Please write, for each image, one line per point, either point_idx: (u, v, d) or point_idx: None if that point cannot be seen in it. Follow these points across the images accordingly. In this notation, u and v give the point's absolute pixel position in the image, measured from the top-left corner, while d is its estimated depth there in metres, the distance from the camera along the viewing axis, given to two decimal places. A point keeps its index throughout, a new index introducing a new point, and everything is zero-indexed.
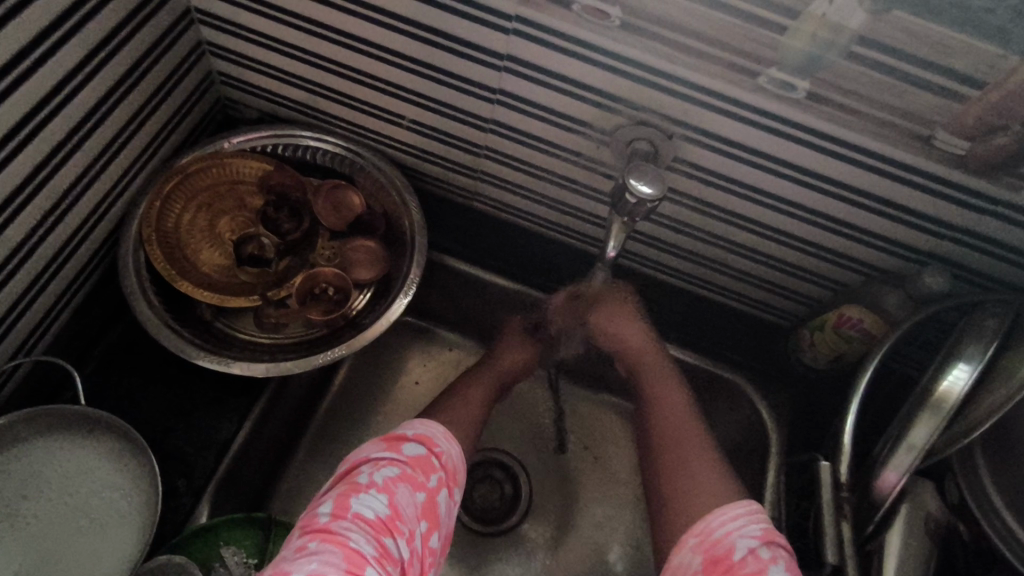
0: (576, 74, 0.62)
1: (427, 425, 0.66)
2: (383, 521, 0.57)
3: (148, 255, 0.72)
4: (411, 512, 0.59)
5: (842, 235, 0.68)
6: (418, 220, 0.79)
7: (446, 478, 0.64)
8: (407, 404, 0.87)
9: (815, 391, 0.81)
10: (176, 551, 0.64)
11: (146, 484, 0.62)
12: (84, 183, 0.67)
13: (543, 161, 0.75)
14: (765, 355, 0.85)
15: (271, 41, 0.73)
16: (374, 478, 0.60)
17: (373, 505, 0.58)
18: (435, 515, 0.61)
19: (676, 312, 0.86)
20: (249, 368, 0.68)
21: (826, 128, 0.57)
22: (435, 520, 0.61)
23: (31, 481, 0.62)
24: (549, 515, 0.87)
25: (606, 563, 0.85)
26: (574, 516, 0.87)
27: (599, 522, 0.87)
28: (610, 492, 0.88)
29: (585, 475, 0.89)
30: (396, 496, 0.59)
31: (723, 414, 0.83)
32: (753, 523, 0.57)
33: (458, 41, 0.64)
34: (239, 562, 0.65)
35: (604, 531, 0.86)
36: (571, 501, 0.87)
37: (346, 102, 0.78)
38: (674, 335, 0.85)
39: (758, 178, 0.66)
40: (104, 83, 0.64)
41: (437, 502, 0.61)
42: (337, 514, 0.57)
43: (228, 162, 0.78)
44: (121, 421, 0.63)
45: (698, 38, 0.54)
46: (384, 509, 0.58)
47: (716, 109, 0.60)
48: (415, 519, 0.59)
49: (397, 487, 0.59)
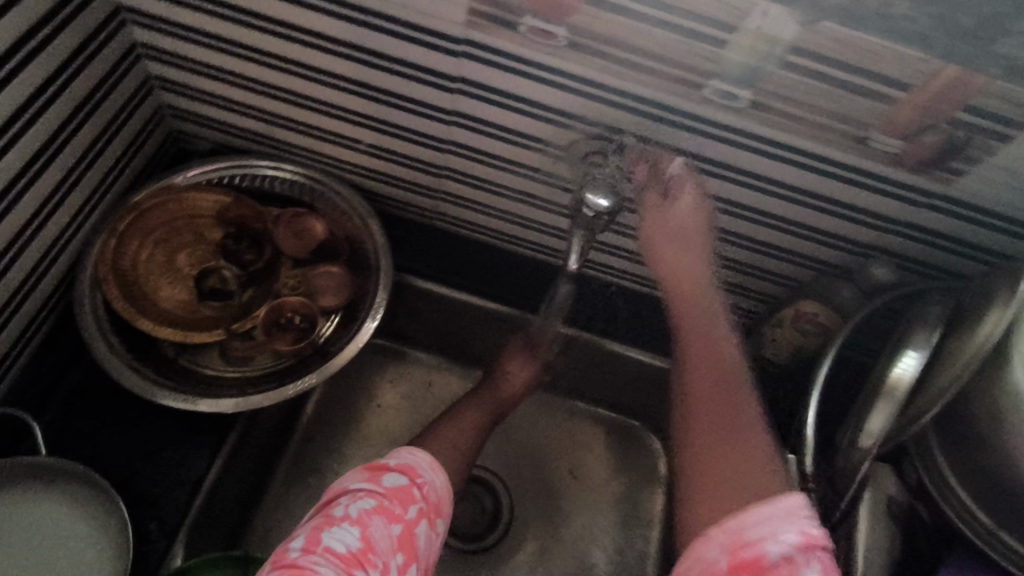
0: (528, 93, 0.64)
1: (411, 455, 0.65)
2: (355, 556, 0.55)
3: (105, 295, 0.70)
4: (387, 546, 0.57)
5: (793, 233, 0.71)
6: (382, 241, 0.79)
7: (426, 509, 0.62)
8: (382, 428, 0.87)
9: None
10: None
11: (114, 530, 0.61)
12: (34, 225, 0.66)
13: (502, 178, 0.76)
14: None
15: (222, 73, 0.73)
16: (349, 510, 0.58)
17: (345, 540, 0.56)
18: (413, 548, 0.58)
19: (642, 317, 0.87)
20: (217, 404, 0.67)
21: (768, 134, 0.60)
22: (416, 554, 0.59)
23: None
24: (531, 527, 0.87)
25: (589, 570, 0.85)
26: (556, 526, 0.87)
27: (580, 530, 0.87)
28: (590, 502, 0.89)
29: (564, 484, 0.90)
30: (370, 532, 0.57)
31: None
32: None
33: (410, 66, 0.65)
34: None
35: (586, 539, 0.87)
36: (552, 512, 0.88)
37: (302, 130, 0.78)
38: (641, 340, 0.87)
39: (710, 184, 0.68)
40: (50, 124, 0.63)
41: (416, 535, 0.59)
42: (309, 549, 0.55)
43: (183, 196, 0.77)
44: (84, 467, 0.62)
45: (642, 54, 0.56)
46: (358, 544, 0.56)
47: (665, 120, 0.62)
48: (390, 553, 0.57)
49: (371, 521, 0.57)
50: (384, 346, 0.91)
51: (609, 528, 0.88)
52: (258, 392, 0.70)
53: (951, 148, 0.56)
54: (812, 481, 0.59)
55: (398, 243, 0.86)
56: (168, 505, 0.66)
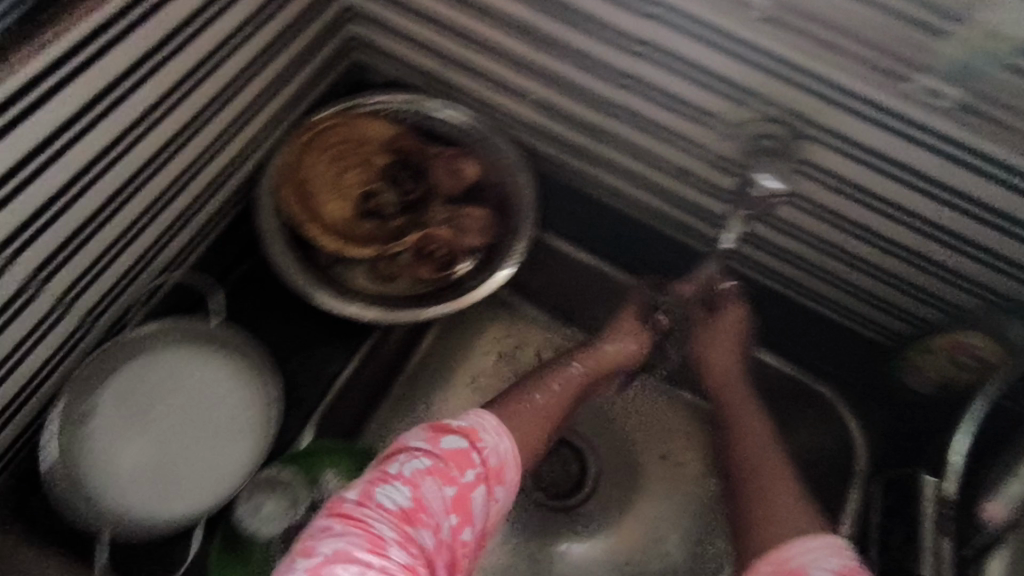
0: (714, 66, 0.63)
1: (475, 418, 0.64)
2: (406, 514, 0.56)
3: (282, 198, 0.78)
4: (438, 506, 0.58)
5: (971, 256, 0.66)
6: (530, 194, 0.83)
7: (484, 474, 0.62)
8: (494, 374, 0.91)
9: (907, 414, 0.81)
10: (285, 465, 0.67)
11: (264, 403, 0.68)
12: (239, 123, 0.72)
13: (662, 150, 0.75)
14: (858, 373, 0.84)
15: (415, 13, 0.77)
16: (402, 471, 0.59)
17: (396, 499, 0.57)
18: (466, 511, 0.59)
19: (776, 318, 0.85)
20: (365, 312, 0.74)
21: (971, 142, 0.56)
22: (468, 518, 0.59)
23: (158, 390, 0.67)
24: (614, 500, 0.88)
25: (667, 554, 0.85)
26: (639, 504, 0.88)
27: (664, 514, 0.87)
28: (679, 490, 0.88)
29: (653, 467, 0.90)
30: (420, 492, 0.58)
31: (810, 423, 0.83)
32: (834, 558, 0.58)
33: (601, 22, 0.65)
34: (338, 486, 0.67)
35: (667, 524, 0.87)
36: (636, 490, 0.88)
37: (474, 76, 0.82)
38: (771, 340, 0.85)
39: (889, 189, 0.64)
40: (269, 35, 0.70)
41: (469, 499, 0.59)
42: (362, 500, 0.57)
43: (359, 121, 0.83)
44: (249, 343, 0.70)
45: (851, 37, 0.54)
46: (409, 502, 0.57)
47: (858, 113, 0.59)
48: (441, 513, 0.58)
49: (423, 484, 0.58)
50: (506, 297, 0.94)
51: (693, 518, 0.87)
52: (400, 308, 0.76)
53: None
54: None
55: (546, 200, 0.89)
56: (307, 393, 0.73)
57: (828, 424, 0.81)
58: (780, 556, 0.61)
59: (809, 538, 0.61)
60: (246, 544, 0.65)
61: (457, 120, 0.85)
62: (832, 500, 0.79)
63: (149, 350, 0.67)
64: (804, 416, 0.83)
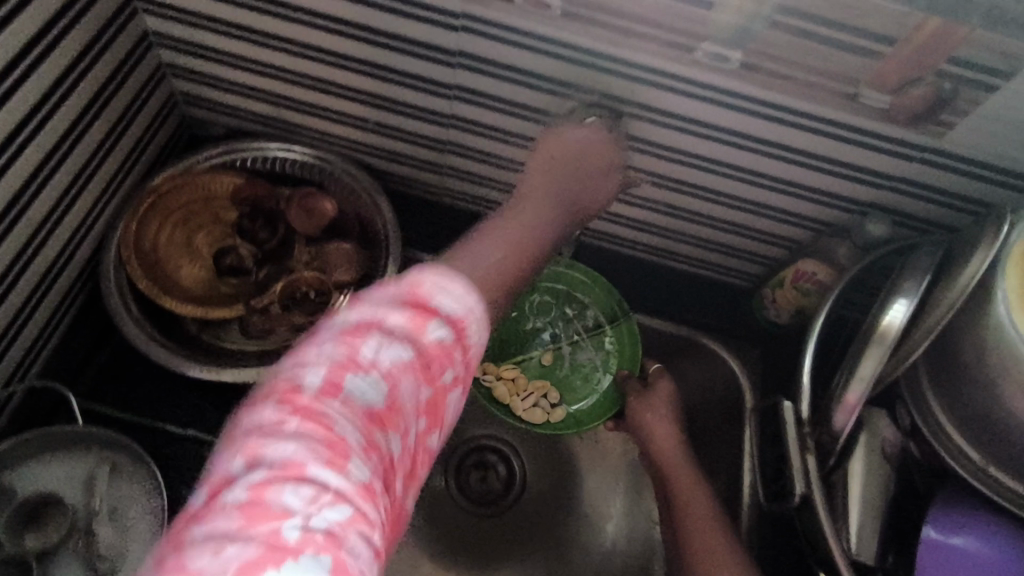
0: (512, 60, 0.66)
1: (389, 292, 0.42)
2: (357, 337, 0.39)
3: (129, 274, 0.74)
4: (410, 407, 0.40)
5: (790, 195, 0.72)
6: (392, 218, 0.80)
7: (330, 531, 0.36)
8: None
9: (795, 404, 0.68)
10: None
11: (152, 492, 0.64)
12: (63, 208, 0.70)
13: (500, 149, 0.78)
14: (732, 319, 0.88)
15: (233, 58, 0.76)
16: None
17: (376, 343, 0.39)
18: (437, 414, 0.41)
19: (661, 285, 0.90)
20: (237, 376, 0.71)
21: (754, 93, 0.62)
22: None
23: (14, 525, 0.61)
24: (539, 489, 0.90)
25: (596, 530, 0.87)
26: (568, 489, 0.89)
27: (589, 491, 0.89)
28: (599, 467, 0.90)
29: (579, 454, 0.91)
30: (423, 299, 0.41)
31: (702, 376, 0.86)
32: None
33: (404, 40, 0.67)
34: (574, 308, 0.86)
35: (595, 499, 0.89)
36: (564, 477, 0.90)
37: (311, 111, 0.81)
38: (663, 308, 0.89)
39: (698, 145, 0.70)
40: (72, 110, 0.67)
41: (444, 402, 0.41)
42: (297, 464, 0.35)
43: (198, 180, 0.80)
44: (117, 434, 0.65)
45: (629, 19, 0.58)
46: (395, 335, 0.40)
47: (652, 84, 0.64)
48: (415, 416, 0.40)
49: (413, 344, 0.40)
50: None
51: (618, 489, 0.89)
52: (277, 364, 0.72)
53: (941, 100, 0.57)
54: (807, 426, 0.57)
55: (407, 220, 0.90)
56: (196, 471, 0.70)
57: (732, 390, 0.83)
58: None
59: None
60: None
61: (303, 157, 0.83)
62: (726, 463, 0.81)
63: (8, 471, 0.63)
64: (696, 369, 0.86)
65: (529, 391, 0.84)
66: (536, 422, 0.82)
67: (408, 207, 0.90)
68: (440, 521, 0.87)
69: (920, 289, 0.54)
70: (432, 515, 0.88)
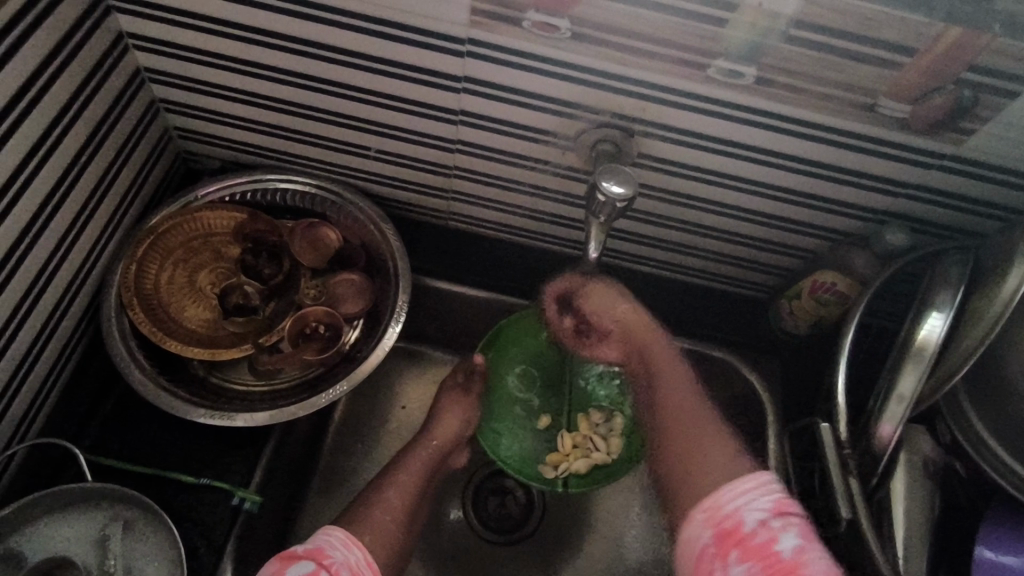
0: (520, 84, 0.64)
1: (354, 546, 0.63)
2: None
3: (132, 319, 0.71)
4: None
5: (808, 206, 0.71)
6: (398, 246, 0.78)
7: None
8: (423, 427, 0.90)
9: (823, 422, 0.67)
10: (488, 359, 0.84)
11: (168, 547, 0.61)
12: (60, 254, 0.67)
13: (508, 172, 0.76)
14: (749, 331, 0.87)
15: (229, 91, 0.74)
16: None
17: (304, 572, 0.56)
18: None
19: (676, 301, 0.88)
20: (252, 418, 0.68)
21: (770, 107, 0.60)
22: None
23: None
24: (561, 513, 0.87)
25: (623, 553, 0.85)
26: (590, 511, 0.87)
27: (612, 514, 0.87)
28: (623, 488, 0.88)
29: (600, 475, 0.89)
30: (329, 561, 0.59)
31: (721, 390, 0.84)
32: (765, 496, 0.57)
33: (409, 68, 0.66)
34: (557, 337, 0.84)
35: (619, 521, 0.87)
36: (586, 499, 0.88)
37: (312, 142, 0.79)
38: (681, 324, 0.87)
39: (713, 161, 0.68)
40: (67, 153, 0.65)
41: None
42: None
43: (198, 217, 0.77)
44: (128, 488, 0.62)
45: (641, 39, 0.57)
46: (319, 568, 0.57)
47: (666, 103, 0.63)
48: None
49: (324, 570, 0.58)
50: (407, 349, 0.92)
51: (642, 510, 0.87)
52: (292, 402, 0.70)
53: (960, 107, 0.56)
54: (847, 448, 0.56)
55: (413, 247, 0.88)
56: (213, 520, 0.67)
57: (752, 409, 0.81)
58: (714, 502, 0.58)
59: (745, 477, 0.59)
60: (500, 394, 0.85)
61: (306, 188, 0.80)
62: None
63: (17, 533, 0.60)
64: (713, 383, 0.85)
65: (582, 444, 0.81)
66: (608, 456, 0.80)
67: (412, 233, 0.88)
68: (463, 552, 0.84)
69: (954, 303, 0.53)
70: (454, 548, 0.85)
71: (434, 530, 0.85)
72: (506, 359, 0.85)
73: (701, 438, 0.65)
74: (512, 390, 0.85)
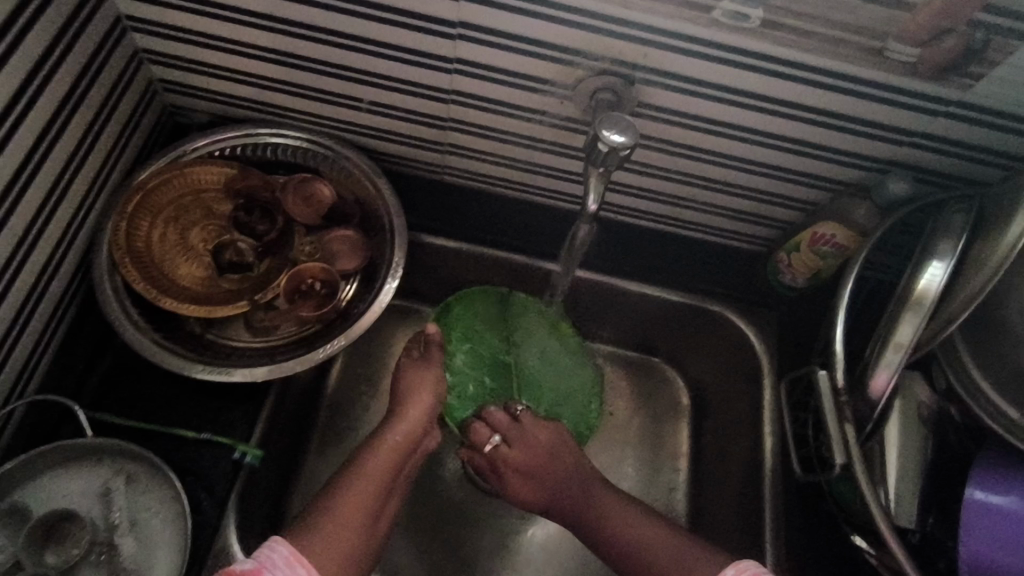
0: (517, 29, 0.62)
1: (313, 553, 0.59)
2: None
3: (124, 276, 0.70)
4: None
5: (808, 156, 0.70)
6: (393, 201, 0.77)
7: None
8: None
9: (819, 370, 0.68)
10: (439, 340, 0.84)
11: (172, 500, 0.62)
12: (49, 209, 0.66)
13: (505, 124, 0.75)
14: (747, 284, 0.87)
15: (213, 40, 0.72)
16: None
17: None
18: None
19: (672, 256, 0.88)
20: (250, 373, 0.68)
21: (775, 52, 0.59)
22: None
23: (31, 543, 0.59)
24: None
25: None
26: None
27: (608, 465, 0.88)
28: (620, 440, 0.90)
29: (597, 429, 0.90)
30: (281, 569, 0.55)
31: (715, 341, 0.86)
32: None
33: (401, 12, 0.63)
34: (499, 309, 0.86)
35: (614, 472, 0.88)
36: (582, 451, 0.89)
37: (302, 94, 0.77)
38: (678, 279, 0.87)
39: (714, 110, 0.67)
40: (49, 105, 0.62)
41: None
42: None
43: (188, 171, 0.76)
44: (130, 443, 0.62)
45: None
46: None
47: (669, 48, 0.61)
48: None
49: None
50: (404, 306, 0.92)
51: (637, 461, 0.89)
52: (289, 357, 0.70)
53: (970, 50, 0.55)
54: (843, 396, 0.57)
55: (409, 202, 0.87)
56: (215, 474, 0.67)
57: (744, 364, 0.82)
58: None
59: None
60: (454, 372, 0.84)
61: (298, 142, 0.78)
62: (743, 426, 0.81)
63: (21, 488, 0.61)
64: (709, 337, 0.86)
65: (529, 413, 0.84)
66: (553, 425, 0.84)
67: (408, 189, 0.87)
68: (460, 502, 0.86)
69: (956, 251, 0.53)
70: (451, 498, 0.86)
71: (432, 482, 0.86)
72: (454, 334, 0.85)
73: (600, 503, 0.72)
74: (461, 366, 0.84)
